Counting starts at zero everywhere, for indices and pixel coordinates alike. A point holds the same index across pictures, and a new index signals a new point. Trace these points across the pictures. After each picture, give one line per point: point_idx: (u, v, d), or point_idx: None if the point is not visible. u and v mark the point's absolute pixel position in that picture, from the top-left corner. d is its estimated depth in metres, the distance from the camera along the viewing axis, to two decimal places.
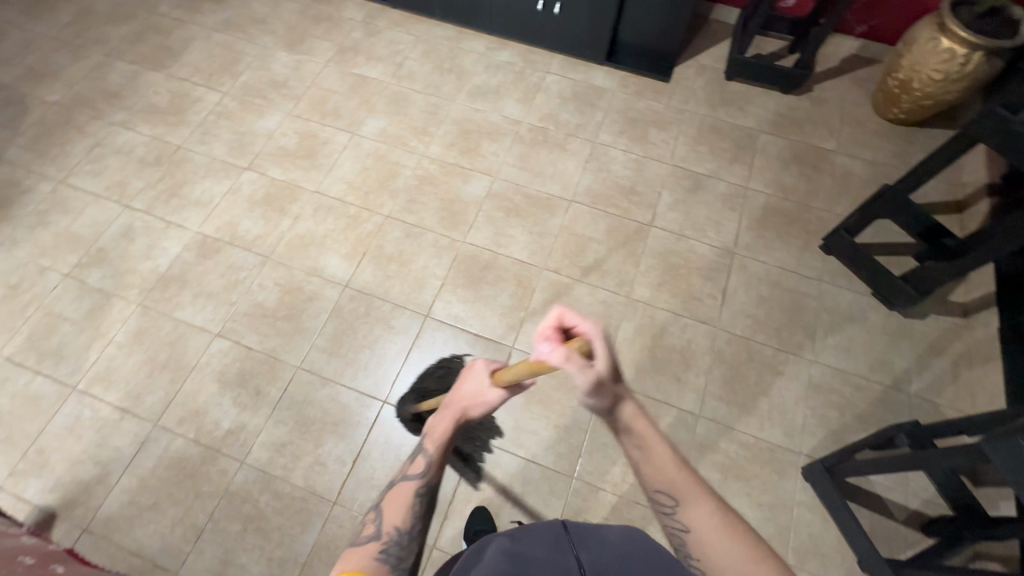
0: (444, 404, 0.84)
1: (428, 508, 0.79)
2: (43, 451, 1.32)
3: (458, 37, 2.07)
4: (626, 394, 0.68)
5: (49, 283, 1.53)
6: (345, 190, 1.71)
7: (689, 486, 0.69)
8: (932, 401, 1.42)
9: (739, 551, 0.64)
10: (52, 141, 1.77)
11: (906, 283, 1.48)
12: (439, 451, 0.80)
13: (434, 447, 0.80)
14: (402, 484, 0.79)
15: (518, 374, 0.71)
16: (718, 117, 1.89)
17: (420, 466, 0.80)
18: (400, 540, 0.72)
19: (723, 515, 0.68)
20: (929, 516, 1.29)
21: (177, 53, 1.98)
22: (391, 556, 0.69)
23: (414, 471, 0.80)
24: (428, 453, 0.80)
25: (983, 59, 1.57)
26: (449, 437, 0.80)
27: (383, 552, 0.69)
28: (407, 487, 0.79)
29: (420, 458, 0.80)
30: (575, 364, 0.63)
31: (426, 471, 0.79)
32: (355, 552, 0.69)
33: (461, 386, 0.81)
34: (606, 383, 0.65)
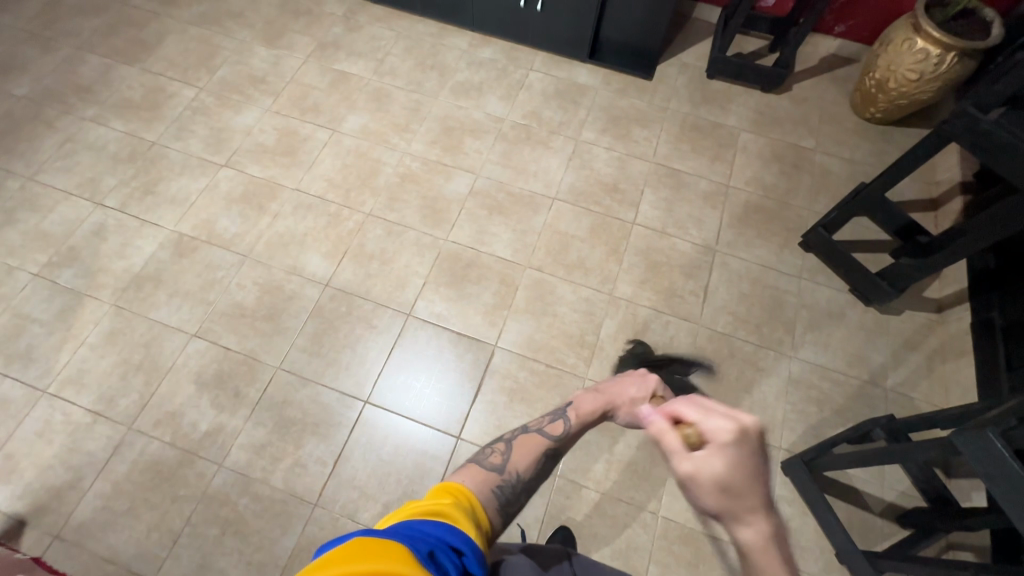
0: (594, 389, 0.88)
1: (548, 470, 0.78)
2: (12, 456, 1.28)
3: (440, 33, 2.05)
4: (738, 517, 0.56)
5: (17, 284, 1.48)
6: (325, 188, 1.68)
7: None
8: (907, 395, 1.45)
9: None
10: (20, 136, 1.71)
11: (882, 280, 1.50)
12: (580, 426, 0.81)
13: (578, 419, 0.81)
14: (534, 436, 0.79)
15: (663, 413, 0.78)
16: (700, 115, 1.90)
17: (558, 429, 0.80)
18: (516, 484, 0.70)
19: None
20: (904, 507, 1.32)
21: (151, 47, 1.94)
22: (504, 495, 0.68)
23: (550, 431, 0.80)
24: (569, 422, 0.81)
25: (956, 60, 1.60)
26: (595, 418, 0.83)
27: (499, 487, 0.68)
28: (538, 440, 0.79)
29: (559, 423, 0.81)
30: (668, 444, 0.62)
31: (561, 436, 0.80)
32: (476, 473, 0.69)
33: (622, 388, 0.86)
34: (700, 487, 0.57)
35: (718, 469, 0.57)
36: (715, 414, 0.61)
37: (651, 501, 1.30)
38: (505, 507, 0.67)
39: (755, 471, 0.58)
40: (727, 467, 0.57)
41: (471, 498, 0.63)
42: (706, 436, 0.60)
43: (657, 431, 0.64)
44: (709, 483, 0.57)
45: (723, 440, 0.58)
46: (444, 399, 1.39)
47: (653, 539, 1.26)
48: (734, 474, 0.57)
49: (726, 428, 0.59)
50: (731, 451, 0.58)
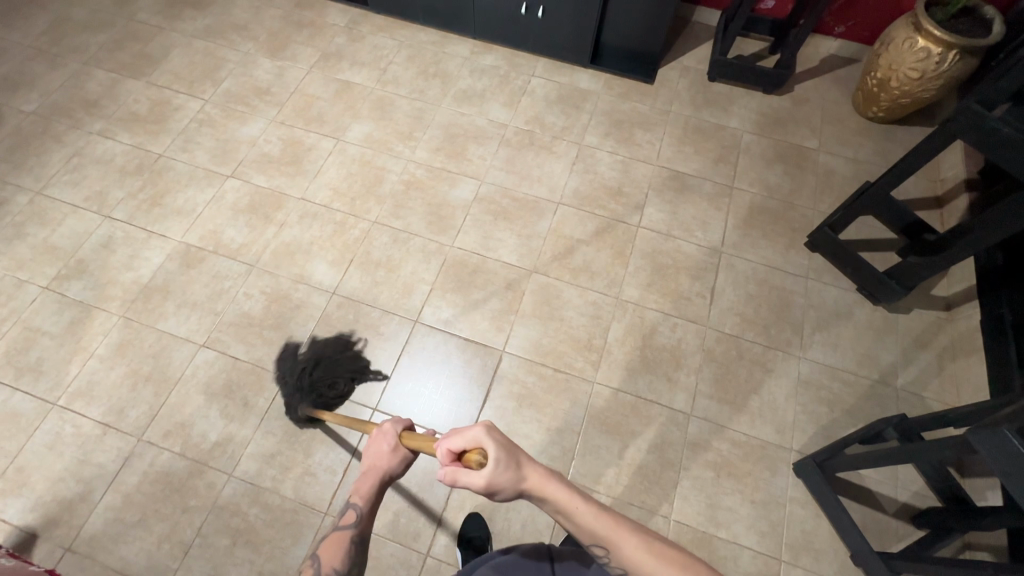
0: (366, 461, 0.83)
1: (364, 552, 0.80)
2: (23, 469, 1.29)
3: (442, 42, 2.07)
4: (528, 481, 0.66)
5: (27, 297, 1.49)
6: (331, 196, 1.69)
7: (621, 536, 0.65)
8: (918, 394, 1.44)
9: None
10: (29, 151, 1.73)
11: (890, 279, 1.50)
12: (366, 505, 0.78)
13: (361, 499, 0.78)
14: (335, 534, 0.79)
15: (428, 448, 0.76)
16: (702, 118, 1.91)
17: (351, 518, 0.79)
18: None
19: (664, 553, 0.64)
20: (919, 508, 1.30)
21: (157, 60, 1.96)
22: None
23: (345, 522, 0.79)
24: (356, 507, 0.79)
25: (957, 57, 1.60)
26: (373, 493, 0.79)
27: None
28: (339, 537, 0.79)
29: (351, 511, 0.79)
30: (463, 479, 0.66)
31: (357, 523, 0.79)
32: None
33: (375, 449, 0.81)
34: (501, 485, 0.65)
35: (493, 457, 0.65)
36: (461, 433, 0.68)
37: (663, 506, 1.29)
38: None
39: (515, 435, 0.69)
40: (494, 451, 0.66)
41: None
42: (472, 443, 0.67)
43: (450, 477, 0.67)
44: (500, 472, 0.65)
45: (485, 435, 0.67)
46: (452, 406, 1.39)
47: None
48: (507, 452, 0.66)
49: (475, 429, 0.68)
50: (493, 434, 0.67)
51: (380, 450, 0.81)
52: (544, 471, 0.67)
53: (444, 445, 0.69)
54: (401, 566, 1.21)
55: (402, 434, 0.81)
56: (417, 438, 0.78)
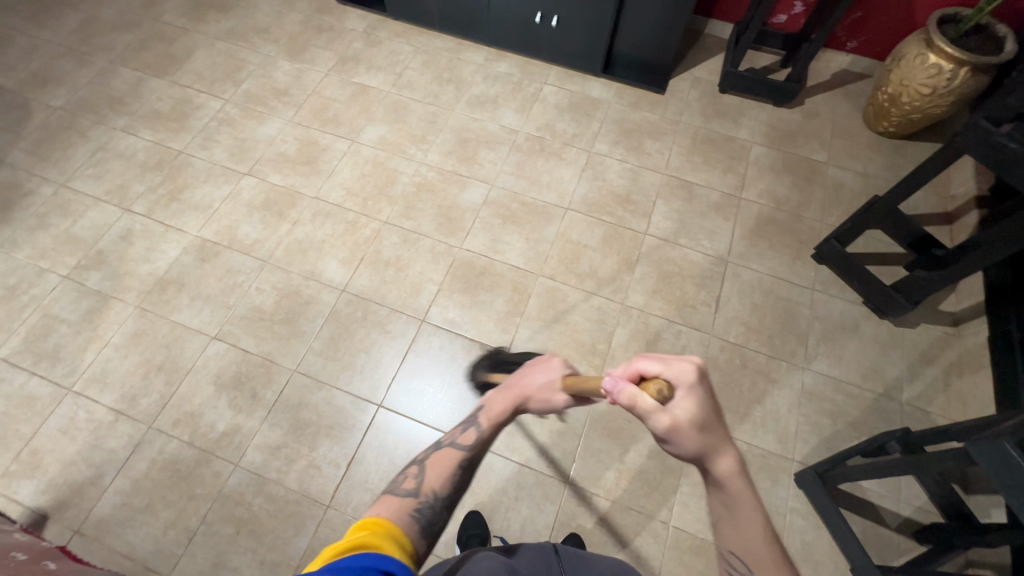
0: (503, 388, 0.87)
1: (465, 483, 0.76)
2: (37, 451, 1.32)
3: (457, 48, 2.11)
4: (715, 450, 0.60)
5: (48, 285, 1.54)
6: (343, 196, 1.73)
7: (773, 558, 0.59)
8: (923, 409, 1.43)
9: None
10: (54, 145, 1.79)
11: (896, 292, 1.50)
12: (490, 430, 0.78)
13: (488, 423, 0.79)
14: (447, 450, 0.77)
15: (587, 391, 0.73)
16: (712, 128, 1.93)
17: (469, 438, 0.78)
18: (435, 504, 0.69)
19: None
20: (921, 523, 1.30)
21: (180, 61, 2.02)
22: (424, 517, 0.66)
23: (462, 441, 0.78)
24: (480, 428, 0.78)
25: (969, 74, 1.61)
26: (505, 418, 0.80)
27: (417, 510, 0.66)
28: (449, 455, 0.77)
29: (471, 431, 0.79)
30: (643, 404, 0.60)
31: (474, 444, 0.77)
32: (392, 501, 0.67)
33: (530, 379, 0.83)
34: (683, 432, 0.59)
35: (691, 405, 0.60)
36: (668, 360, 0.62)
37: (663, 510, 1.30)
38: (427, 528, 0.65)
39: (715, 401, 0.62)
40: (697, 402, 0.60)
41: (391, 525, 0.61)
42: (675, 382, 0.61)
43: (628, 398, 0.61)
44: (688, 424, 0.59)
45: (692, 377, 0.61)
46: (455, 405, 1.41)
47: (664, 549, 1.26)
48: (704, 411, 0.60)
49: (688, 368, 0.61)
50: (700, 385, 0.61)
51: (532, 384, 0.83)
52: (735, 454, 0.61)
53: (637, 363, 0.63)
54: None
55: (565, 374, 0.82)
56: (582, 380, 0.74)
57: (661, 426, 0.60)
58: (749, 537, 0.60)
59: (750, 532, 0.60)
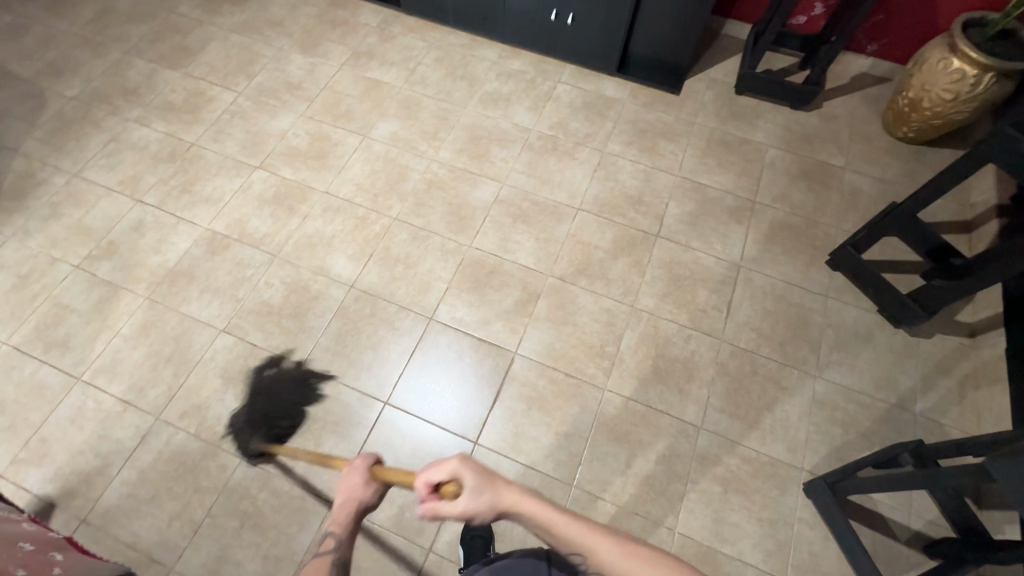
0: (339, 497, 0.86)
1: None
2: (45, 440, 1.33)
3: (471, 45, 2.10)
4: (502, 499, 0.70)
5: (59, 274, 1.55)
6: (354, 191, 1.72)
7: (594, 535, 0.66)
8: (937, 421, 1.41)
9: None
10: (69, 135, 1.80)
11: (912, 302, 1.47)
12: (347, 533, 0.79)
13: (340, 527, 0.80)
14: (315, 564, 0.76)
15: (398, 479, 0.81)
16: (727, 130, 1.90)
17: (330, 544, 0.78)
18: None
19: (633, 550, 0.64)
20: (932, 537, 1.27)
21: (195, 53, 2.02)
22: None
23: (325, 550, 0.77)
24: (337, 534, 0.79)
25: (993, 80, 1.58)
26: (351, 521, 0.80)
27: None
28: (319, 564, 0.76)
29: (330, 538, 0.79)
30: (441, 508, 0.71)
31: (337, 547, 0.77)
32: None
33: (348, 489, 0.84)
34: (475, 511, 0.70)
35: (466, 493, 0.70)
36: (434, 466, 0.73)
37: (669, 516, 1.29)
38: None
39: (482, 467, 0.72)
40: (466, 477, 0.71)
41: None
42: (436, 477, 0.72)
43: (431, 511, 0.72)
44: (468, 505, 0.69)
45: (454, 468, 0.71)
46: (461, 405, 1.40)
47: None
48: (475, 483, 0.70)
49: (447, 464, 0.72)
50: (452, 465, 0.72)
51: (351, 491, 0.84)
52: (518, 487, 0.71)
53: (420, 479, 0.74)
54: (404, 560, 1.22)
55: (373, 465, 0.86)
56: (388, 471, 0.83)
57: (463, 518, 0.70)
58: (579, 538, 0.67)
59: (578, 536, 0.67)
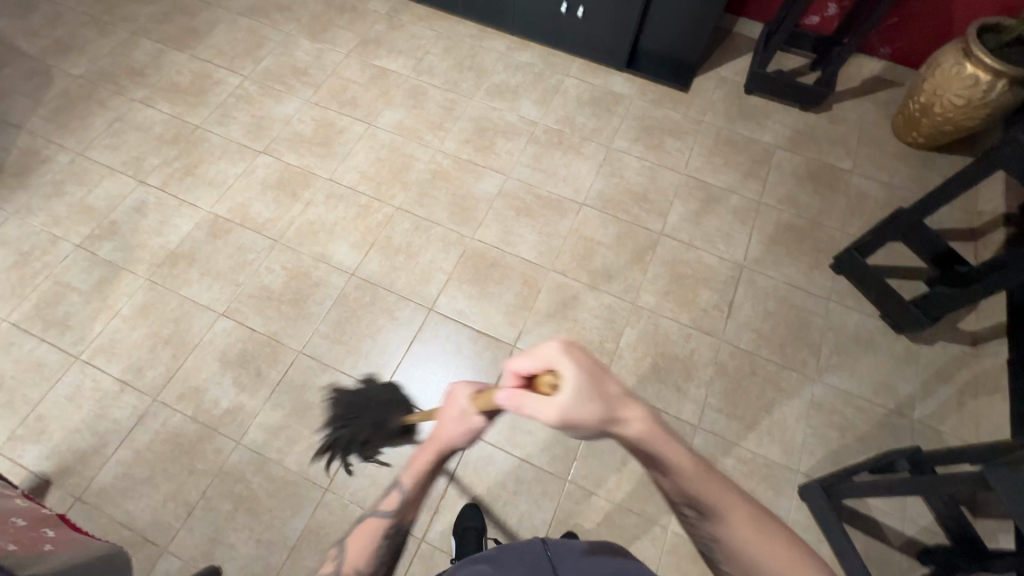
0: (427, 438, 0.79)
1: (398, 544, 0.76)
2: (43, 417, 1.33)
3: (480, 35, 2.08)
4: (624, 416, 0.61)
5: (60, 253, 1.54)
6: (358, 179, 1.72)
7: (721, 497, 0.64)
8: (935, 428, 1.40)
9: (776, 557, 0.61)
10: (74, 114, 1.79)
11: (915, 308, 1.46)
12: (413, 490, 0.75)
13: (410, 481, 0.76)
14: (372, 519, 0.76)
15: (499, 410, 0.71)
16: (735, 130, 1.89)
17: (392, 502, 0.75)
18: None
19: (758, 519, 0.63)
20: (925, 543, 1.27)
21: (202, 35, 2.01)
22: None
23: (386, 507, 0.75)
24: (402, 489, 0.76)
25: (1007, 87, 1.56)
26: (426, 473, 0.76)
27: None
28: (374, 523, 0.76)
29: (394, 494, 0.76)
30: (532, 402, 0.62)
31: (397, 509, 0.75)
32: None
33: (446, 414, 0.77)
34: (582, 420, 0.60)
35: (579, 395, 0.60)
36: (538, 350, 0.63)
37: (662, 514, 1.29)
38: None
39: (602, 372, 0.62)
40: (585, 381, 0.61)
41: None
42: (554, 369, 0.62)
43: (515, 405, 0.63)
44: (582, 409, 0.59)
45: (563, 358, 0.61)
46: None
47: (661, 554, 1.25)
48: (591, 386, 0.61)
49: (555, 352, 0.62)
50: (576, 359, 0.62)
51: (448, 412, 0.77)
52: (643, 409, 0.62)
53: (514, 368, 0.66)
54: None
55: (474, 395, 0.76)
56: (485, 397, 0.72)
57: (559, 423, 0.60)
58: (703, 489, 0.63)
59: (699, 484, 0.63)
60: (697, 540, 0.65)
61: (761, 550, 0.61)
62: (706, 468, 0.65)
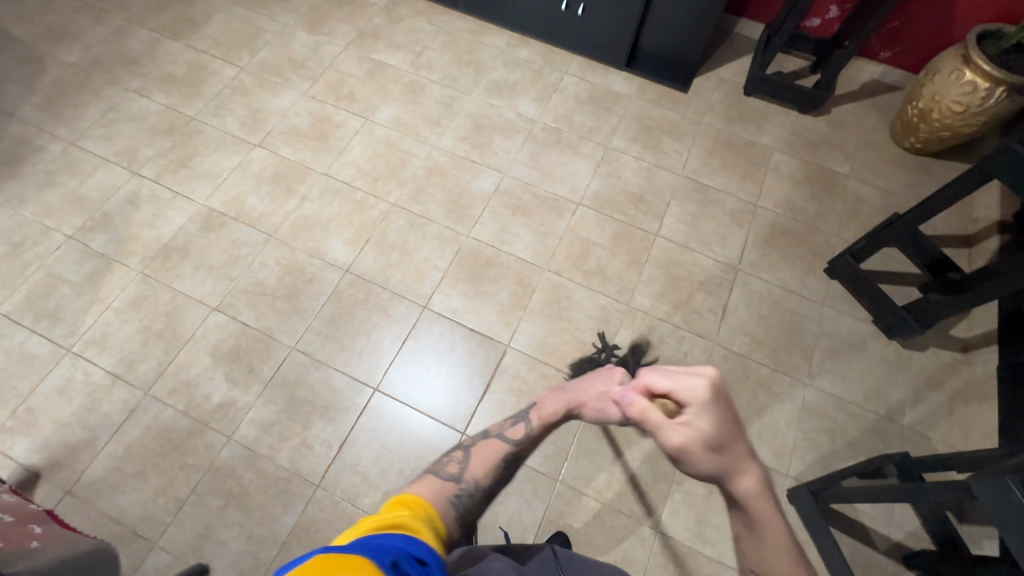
0: (563, 386, 0.83)
1: (506, 478, 0.75)
2: (33, 410, 1.33)
3: (479, 31, 2.06)
4: (739, 472, 0.65)
5: (52, 244, 1.53)
6: (353, 175, 1.71)
7: None
8: (924, 434, 1.41)
9: None
10: (66, 103, 1.77)
11: (907, 314, 1.47)
12: (542, 427, 0.77)
13: (539, 420, 0.78)
14: (493, 441, 0.76)
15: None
16: (734, 132, 1.88)
17: (518, 433, 0.77)
18: (477, 492, 0.67)
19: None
20: (911, 548, 1.28)
21: (198, 25, 1.98)
22: (463, 503, 0.64)
23: (512, 434, 0.77)
24: (531, 424, 0.77)
25: (1005, 95, 1.56)
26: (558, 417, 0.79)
27: (458, 495, 0.65)
28: (496, 445, 0.76)
29: (521, 425, 0.78)
30: (654, 416, 0.66)
31: (523, 439, 0.76)
32: (434, 482, 0.65)
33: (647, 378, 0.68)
34: (696, 455, 0.64)
35: (703, 433, 0.64)
36: (680, 377, 0.66)
37: (652, 516, 1.29)
38: (464, 516, 0.63)
39: (731, 425, 0.66)
40: (713, 424, 0.65)
41: (429, 504, 0.60)
42: (688, 400, 0.65)
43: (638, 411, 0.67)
44: (698, 445, 0.64)
45: (703, 396, 0.65)
46: (451, 394, 1.40)
47: (650, 555, 1.25)
48: (717, 432, 0.64)
49: (700, 387, 0.65)
50: (714, 403, 0.65)
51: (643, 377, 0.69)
52: (756, 474, 0.66)
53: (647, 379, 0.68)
54: None
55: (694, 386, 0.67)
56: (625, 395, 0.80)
57: (675, 445, 0.64)
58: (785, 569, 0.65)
59: (777, 559, 0.65)
60: None
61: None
62: (798, 554, 0.66)
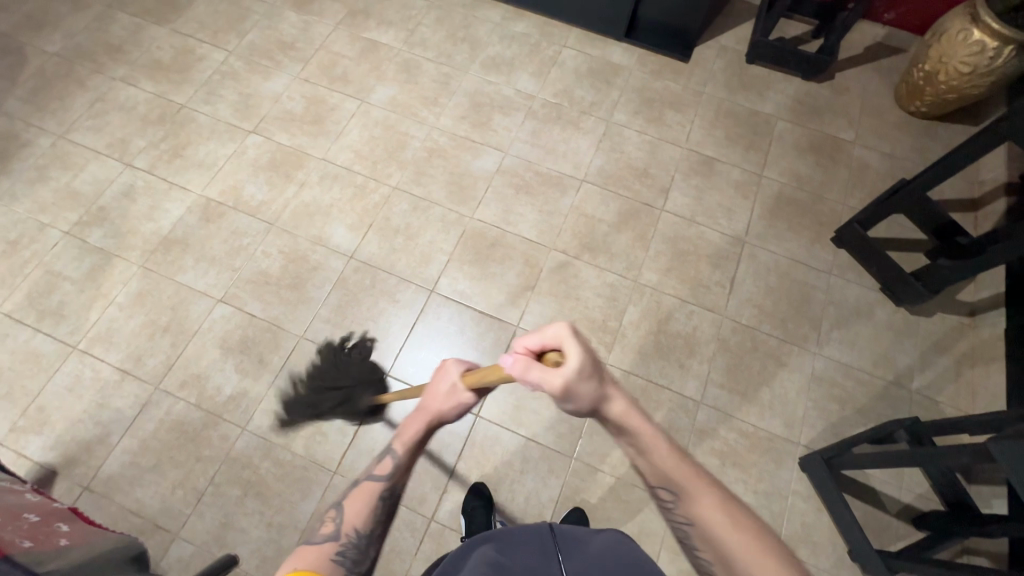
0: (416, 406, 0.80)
1: (390, 510, 0.76)
2: (44, 408, 1.32)
3: (473, 5, 2.00)
4: (613, 392, 0.68)
5: (49, 240, 1.50)
6: (352, 159, 1.67)
7: (692, 479, 0.68)
8: (933, 398, 1.43)
9: (743, 542, 0.62)
10: (52, 94, 1.72)
11: (916, 280, 1.47)
12: (406, 453, 0.76)
13: (402, 446, 0.77)
14: (367, 482, 0.76)
15: (487, 382, 0.73)
16: (736, 101, 1.85)
17: (386, 468, 0.76)
18: (358, 543, 0.69)
19: (728, 507, 0.65)
20: (921, 510, 1.31)
21: (182, 8, 1.91)
22: (348, 560, 0.67)
23: (379, 471, 0.76)
24: (396, 454, 0.76)
25: (1013, 53, 1.53)
26: (419, 439, 0.77)
27: (340, 554, 0.67)
28: (370, 487, 0.75)
29: (388, 458, 0.76)
30: (533, 370, 0.65)
31: (392, 473, 0.75)
32: (310, 553, 0.66)
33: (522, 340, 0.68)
34: (576, 386, 0.65)
35: (579, 366, 0.64)
36: (544, 328, 0.67)
37: None
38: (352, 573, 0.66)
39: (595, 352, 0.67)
40: (584, 352, 0.65)
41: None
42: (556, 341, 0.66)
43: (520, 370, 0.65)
44: (580, 378, 0.65)
45: (570, 334, 0.65)
46: None
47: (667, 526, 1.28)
48: (589, 360, 0.65)
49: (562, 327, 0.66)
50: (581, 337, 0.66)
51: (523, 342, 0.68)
52: (625, 395, 0.69)
53: (522, 342, 0.68)
54: (407, 529, 1.25)
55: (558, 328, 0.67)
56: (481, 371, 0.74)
57: (557, 386, 0.64)
58: (677, 472, 0.68)
59: (662, 464, 0.68)
60: (674, 528, 0.68)
61: (729, 533, 0.63)
62: (682, 453, 0.69)
